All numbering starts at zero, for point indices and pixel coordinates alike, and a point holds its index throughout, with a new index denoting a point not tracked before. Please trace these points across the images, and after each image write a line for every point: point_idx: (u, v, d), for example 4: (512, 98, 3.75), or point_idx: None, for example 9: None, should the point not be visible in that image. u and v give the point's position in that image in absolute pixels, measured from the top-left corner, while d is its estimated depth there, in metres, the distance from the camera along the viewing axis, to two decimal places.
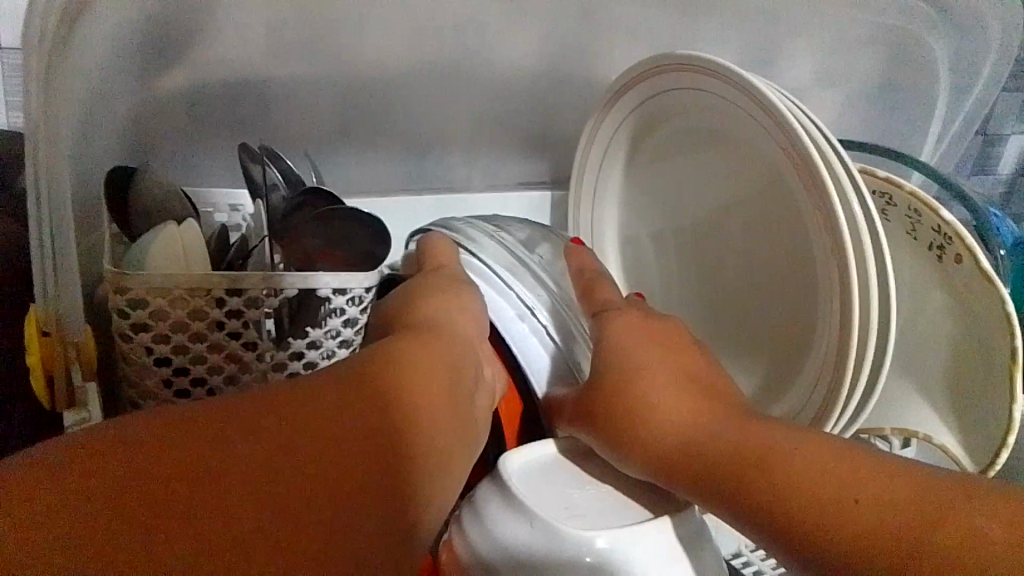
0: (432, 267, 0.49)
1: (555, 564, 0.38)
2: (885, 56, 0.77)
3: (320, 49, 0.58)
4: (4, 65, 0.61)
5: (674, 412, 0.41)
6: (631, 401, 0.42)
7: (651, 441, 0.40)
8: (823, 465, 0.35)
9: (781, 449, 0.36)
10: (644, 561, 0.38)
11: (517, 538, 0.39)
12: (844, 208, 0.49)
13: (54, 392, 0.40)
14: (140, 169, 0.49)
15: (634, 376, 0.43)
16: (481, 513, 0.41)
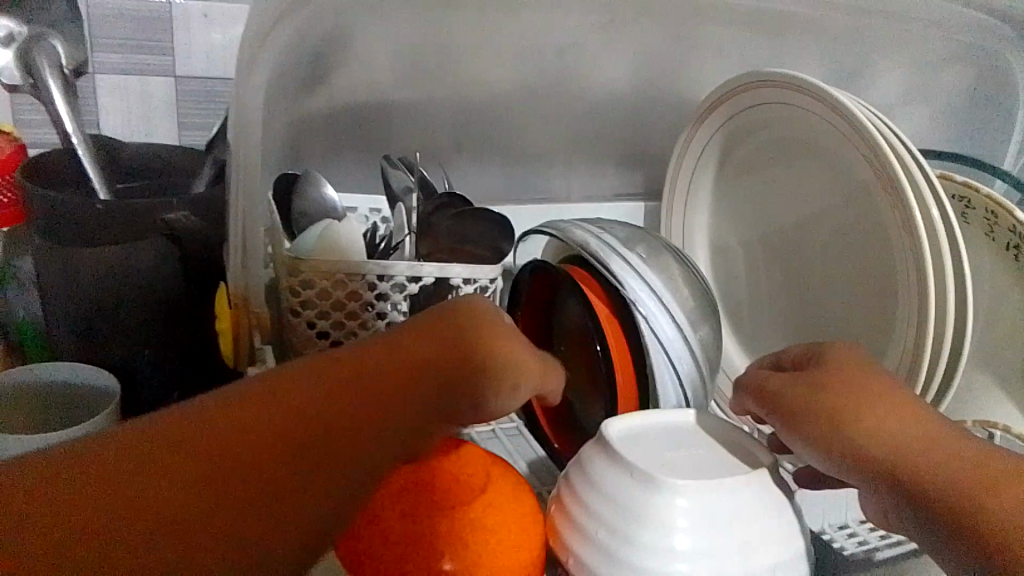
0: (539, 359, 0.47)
1: (652, 508, 0.44)
2: (971, 74, 0.80)
3: (441, 76, 0.66)
4: (178, 91, 0.73)
5: (874, 421, 0.43)
6: (842, 400, 0.44)
7: (852, 445, 0.43)
8: (1017, 505, 0.37)
9: (982, 482, 0.39)
10: (725, 510, 0.44)
11: (618, 484, 0.45)
12: (922, 211, 0.54)
13: (239, 353, 0.53)
14: (301, 175, 0.60)
15: (842, 385, 0.45)
16: (586, 466, 0.48)
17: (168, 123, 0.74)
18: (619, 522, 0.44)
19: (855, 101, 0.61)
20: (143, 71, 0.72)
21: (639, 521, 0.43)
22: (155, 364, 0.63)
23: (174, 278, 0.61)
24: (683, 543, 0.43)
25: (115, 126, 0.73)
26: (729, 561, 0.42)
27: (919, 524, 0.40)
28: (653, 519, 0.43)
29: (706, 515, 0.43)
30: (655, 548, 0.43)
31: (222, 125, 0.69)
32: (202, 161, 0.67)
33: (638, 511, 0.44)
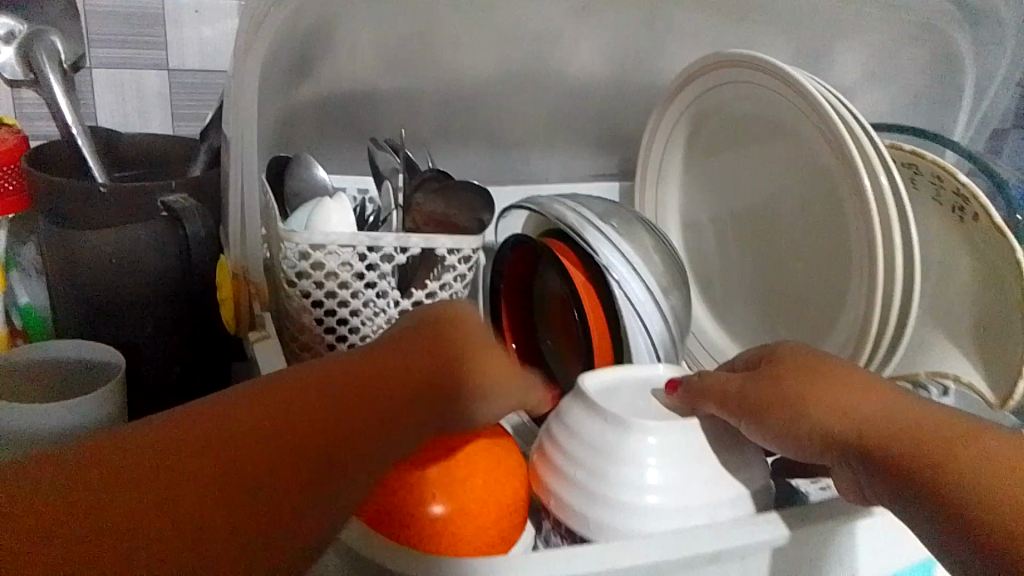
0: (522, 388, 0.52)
1: (625, 449, 0.47)
2: (929, 56, 0.85)
3: (423, 65, 0.70)
4: (172, 83, 0.79)
5: (831, 406, 0.46)
6: (796, 400, 0.47)
7: (816, 431, 0.46)
8: (971, 462, 0.40)
9: (938, 442, 0.41)
10: (687, 447, 0.48)
11: (592, 428, 0.49)
12: (872, 181, 0.58)
13: (240, 321, 0.61)
14: (293, 157, 0.63)
15: (795, 385, 0.48)
16: (564, 416, 0.52)
17: (161, 115, 0.80)
18: (595, 463, 0.48)
19: (812, 79, 0.65)
20: (139, 65, 0.77)
21: (613, 460, 0.48)
22: (158, 341, 0.67)
23: (177, 254, 0.65)
24: (654, 477, 0.47)
25: (113, 120, 0.78)
26: (694, 493, 0.47)
27: (886, 494, 0.43)
28: (628, 460, 0.47)
29: (670, 454, 0.48)
30: (628, 483, 0.47)
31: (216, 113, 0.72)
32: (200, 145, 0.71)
33: (612, 453, 0.48)
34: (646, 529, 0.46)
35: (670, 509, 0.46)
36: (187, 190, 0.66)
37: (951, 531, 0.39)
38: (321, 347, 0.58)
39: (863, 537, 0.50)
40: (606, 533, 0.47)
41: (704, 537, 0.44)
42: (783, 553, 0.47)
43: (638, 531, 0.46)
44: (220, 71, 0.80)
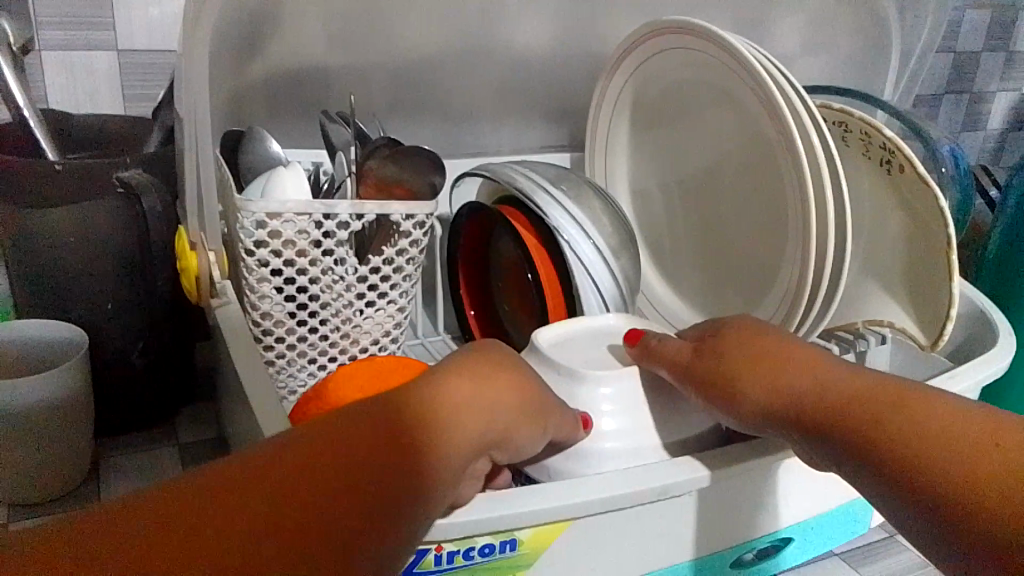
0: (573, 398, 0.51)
1: (578, 399, 0.51)
2: (862, 22, 0.88)
3: (370, 39, 0.71)
4: (121, 63, 0.81)
5: (769, 382, 0.46)
6: (734, 366, 0.48)
7: (756, 404, 0.46)
8: (900, 427, 0.39)
9: (872, 409, 0.40)
10: (634, 398, 0.52)
11: (546, 379, 0.52)
12: (804, 138, 0.61)
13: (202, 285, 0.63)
14: (246, 131, 0.64)
15: (734, 352, 0.49)
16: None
17: (112, 95, 0.81)
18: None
19: (747, 44, 0.67)
20: (87, 46, 0.79)
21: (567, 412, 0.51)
22: (117, 318, 0.67)
23: (130, 227, 0.66)
24: (606, 424, 0.50)
25: (63, 102, 0.80)
26: (642, 437, 0.51)
27: (831, 464, 0.42)
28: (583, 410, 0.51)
29: (620, 404, 0.51)
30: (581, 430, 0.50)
31: (167, 94, 0.74)
32: (156, 126, 0.72)
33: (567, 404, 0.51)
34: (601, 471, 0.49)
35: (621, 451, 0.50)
36: (142, 167, 0.67)
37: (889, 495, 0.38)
38: (281, 315, 0.59)
39: (802, 470, 0.53)
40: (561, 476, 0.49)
41: (654, 472, 0.47)
42: (725, 488, 0.50)
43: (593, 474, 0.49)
44: (168, 50, 0.82)
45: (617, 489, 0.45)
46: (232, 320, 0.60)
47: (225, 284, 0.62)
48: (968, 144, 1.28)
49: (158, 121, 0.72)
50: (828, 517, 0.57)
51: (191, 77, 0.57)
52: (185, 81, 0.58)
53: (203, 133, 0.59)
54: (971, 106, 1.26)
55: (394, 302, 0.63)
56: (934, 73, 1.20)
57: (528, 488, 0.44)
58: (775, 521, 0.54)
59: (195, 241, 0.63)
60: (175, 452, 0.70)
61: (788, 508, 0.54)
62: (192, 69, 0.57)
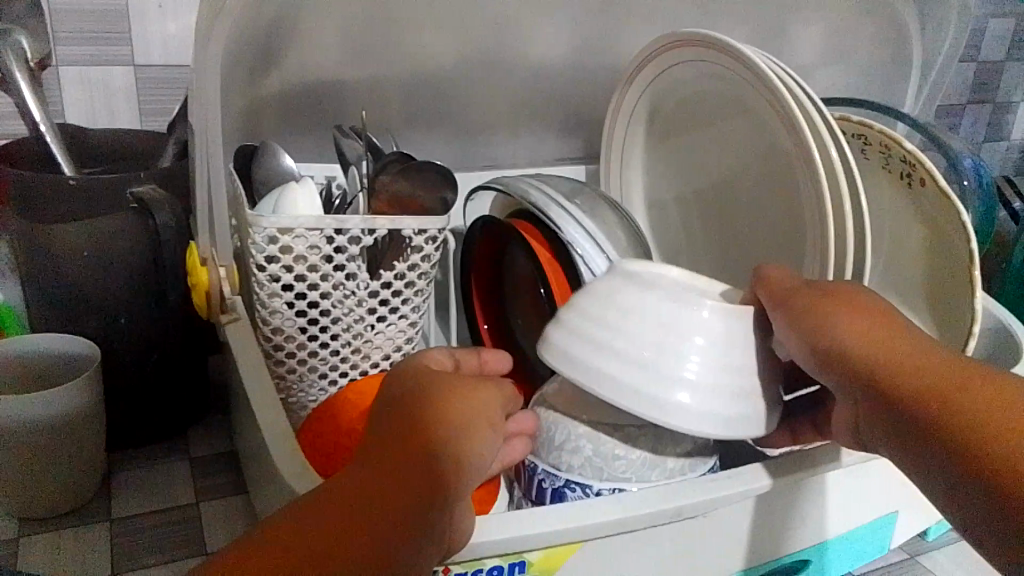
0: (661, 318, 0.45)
1: (677, 324, 0.45)
2: (882, 31, 0.87)
3: (384, 54, 0.71)
4: (138, 78, 0.81)
5: (868, 341, 0.43)
6: (839, 311, 0.45)
7: (843, 358, 0.44)
8: (1013, 429, 0.37)
9: (961, 403, 0.39)
10: (731, 330, 0.46)
11: (644, 298, 0.46)
12: (821, 153, 0.60)
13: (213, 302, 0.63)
14: (259, 146, 0.64)
15: (842, 299, 0.46)
16: (600, 294, 0.47)
17: (129, 109, 0.82)
18: (640, 336, 0.45)
19: (763, 56, 0.66)
20: (104, 61, 0.80)
21: (657, 337, 0.45)
22: (132, 332, 0.68)
23: (145, 242, 0.66)
24: (698, 358, 0.45)
25: (80, 116, 0.81)
26: (735, 374, 0.46)
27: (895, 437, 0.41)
28: (680, 337, 0.45)
29: (718, 334, 0.46)
30: (671, 355, 0.45)
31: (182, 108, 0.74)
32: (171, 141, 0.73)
33: (666, 325, 0.45)
34: (689, 406, 0.44)
35: (704, 385, 0.45)
36: (156, 182, 0.68)
37: (971, 482, 0.37)
38: (292, 330, 0.59)
39: (819, 492, 0.52)
40: (644, 404, 0.44)
41: (666, 494, 0.46)
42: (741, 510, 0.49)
43: (669, 404, 0.44)
44: (184, 64, 0.83)
45: (624, 513, 0.44)
46: (243, 335, 0.60)
47: (236, 299, 0.63)
48: (990, 155, 1.26)
49: (173, 136, 0.72)
50: (849, 538, 0.56)
51: (203, 94, 0.57)
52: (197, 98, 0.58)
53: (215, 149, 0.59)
54: (994, 116, 1.24)
55: (406, 317, 0.62)
56: (957, 81, 1.18)
57: (537, 511, 0.44)
58: (793, 544, 0.53)
59: (206, 256, 0.64)
60: (188, 467, 0.70)
61: (808, 529, 0.53)
62: (204, 86, 0.57)
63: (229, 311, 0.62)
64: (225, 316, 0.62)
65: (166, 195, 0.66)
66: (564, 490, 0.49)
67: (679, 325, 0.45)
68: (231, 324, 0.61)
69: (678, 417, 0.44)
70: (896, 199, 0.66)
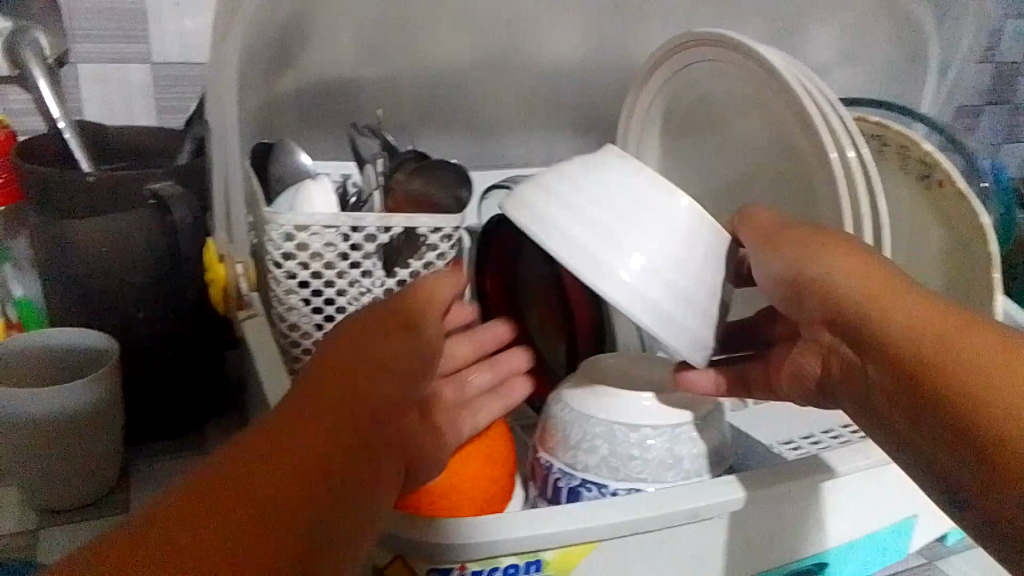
0: (637, 197, 0.49)
1: (654, 208, 0.49)
2: (899, 32, 0.86)
3: (401, 52, 0.71)
4: (157, 76, 0.82)
5: (842, 272, 0.47)
6: (820, 252, 0.49)
7: (821, 287, 0.48)
8: (948, 349, 0.41)
9: (910, 329, 0.43)
10: (693, 231, 0.50)
11: (634, 179, 0.50)
12: (840, 153, 0.60)
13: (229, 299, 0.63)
14: (275, 143, 0.65)
15: (824, 240, 0.50)
16: (591, 164, 0.51)
17: (146, 107, 0.83)
18: (616, 207, 0.49)
19: (779, 55, 0.66)
20: (123, 59, 0.80)
21: (620, 214, 0.48)
22: (152, 328, 0.68)
23: (162, 238, 0.66)
24: (653, 243, 0.48)
25: (98, 114, 0.81)
26: (679, 274, 0.49)
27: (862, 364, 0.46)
28: (650, 221, 0.49)
29: (682, 231, 0.49)
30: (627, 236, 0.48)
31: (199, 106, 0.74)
32: (188, 138, 0.73)
33: (642, 205, 0.49)
34: (626, 280, 0.47)
35: (654, 271, 0.48)
36: (175, 178, 0.67)
37: (915, 402, 0.42)
38: (309, 329, 0.59)
39: (837, 494, 0.51)
40: (588, 267, 0.47)
41: (682, 495, 0.46)
42: (759, 511, 0.49)
43: (610, 270, 0.47)
44: (201, 63, 0.83)
45: (639, 513, 0.45)
46: (260, 333, 0.60)
47: (253, 297, 0.63)
48: (1009, 158, 1.25)
49: (190, 133, 0.72)
50: (865, 542, 0.55)
51: (223, 92, 0.58)
52: (216, 96, 0.58)
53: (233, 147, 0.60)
54: (1013, 119, 1.23)
55: None
56: (975, 83, 1.18)
57: (553, 510, 0.44)
58: (812, 546, 0.52)
59: (224, 253, 0.64)
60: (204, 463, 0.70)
61: (824, 531, 0.52)
62: (223, 83, 0.57)
63: (246, 309, 0.62)
64: (242, 313, 0.62)
65: (184, 191, 0.66)
66: (579, 489, 0.50)
67: (650, 204, 0.49)
68: (248, 321, 0.61)
69: (613, 287, 0.47)
70: (914, 198, 0.66)
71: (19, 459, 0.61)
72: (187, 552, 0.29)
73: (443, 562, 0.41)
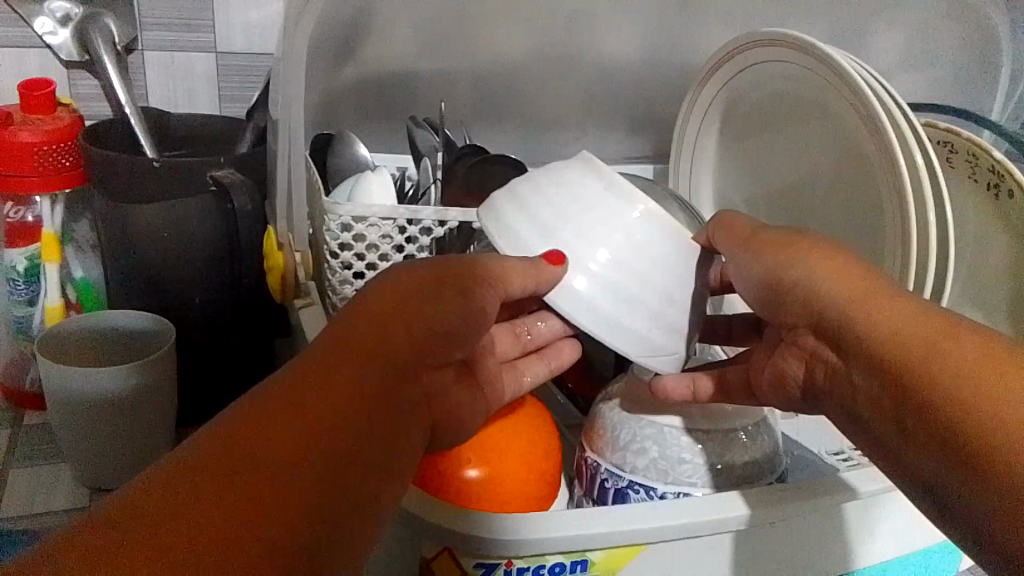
0: (591, 204, 0.47)
1: (612, 213, 0.47)
2: (969, 37, 0.84)
3: (461, 46, 0.72)
4: (219, 65, 0.83)
5: (823, 282, 0.46)
6: (795, 263, 0.48)
7: (803, 294, 0.47)
8: (927, 362, 0.39)
9: (892, 342, 0.41)
10: (652, 239, 0.47)
11: (588, 184, 0.48)
12: (907, 159, 0.58)
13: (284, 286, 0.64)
14: (336, 135, 0.66)
15: (802, 248, 0.48)
16: (554, 171, 0.49)
17: (208, 95, 0.84)
18: (569, 214, 0.47)
19: (847, 56, 0.65)
20: (187, 48, 0.82)
21: (573, 224, 0.47)
22: (207, 312, 0.69)
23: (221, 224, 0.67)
24: (605, 253, 0.46)
25: (161, 101, 0.83)
26: (638, 284, 0.47)
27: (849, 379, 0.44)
28: (605, 228, 0.47)
29: (640, 238, 0.47)
30: (584, 240, 0.47)
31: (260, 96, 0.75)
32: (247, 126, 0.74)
33: (597, 210, 0.47)
34: (580, 291, 0.46)
35: (606, 281, 0.46)
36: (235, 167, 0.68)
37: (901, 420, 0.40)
38: None
39: (890, 508, 0.50)
40: None
41: (733, 501, 0.45)
42: (811, 522, 0.48)
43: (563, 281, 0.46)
44: (262, 53, 0.84)
45: (689, 518, 0.44)
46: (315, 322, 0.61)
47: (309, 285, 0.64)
48: None
49: (251, 122, 0.73)
50: (915, 557, 0.54)
51: (288, 81, 0.58)
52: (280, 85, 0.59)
53: (295, 136, 0.60)
54: None
55: None
56: None
57: (601, 510, 0.43)
58: (861, 560, 0.51)
59: (284, 241, 0.65)
60: None
61: (875, 545, 0.51)
62: (288, 72, 0.58)
63: (301, 297, 0.63)
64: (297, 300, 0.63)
65: (245, 179, 0.67)
66: (626, 491, 0.49)
67: (599, 210, 0.47)
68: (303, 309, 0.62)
69: (567, 298, 0.46)
70: (981, 209, 0.64)
71: (76, 436, 0.63)
72: (222, 508, 0.30)
73: (490, 556, 0.41)
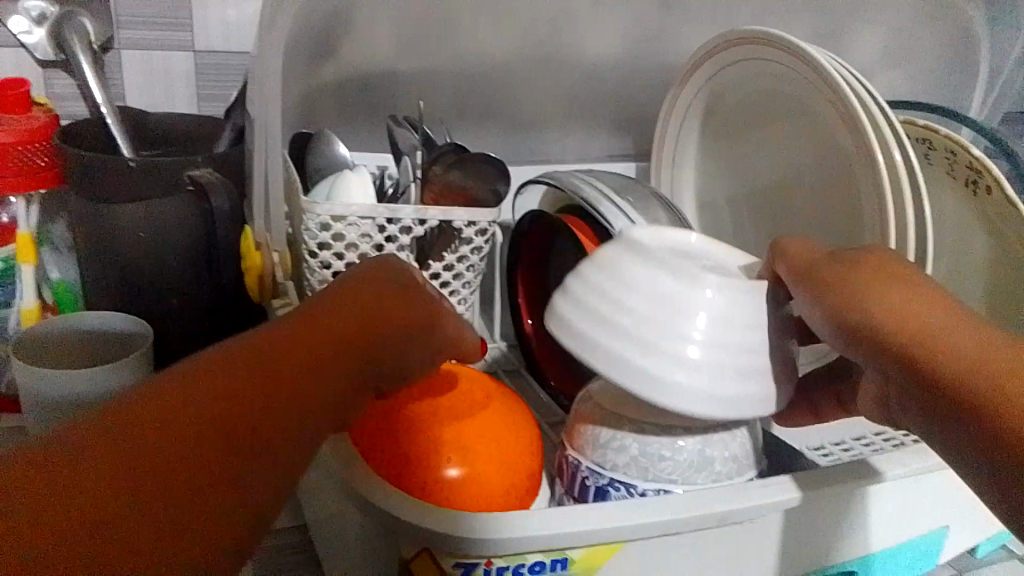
0: (663, 292, 0.41)
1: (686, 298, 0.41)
2: (949, 34, 0.84)
3: (442, 45, 0.71)
4: (198, 64, 0.83)
5: (896, 306, 0.37)
6: (870, 291, 0.38)
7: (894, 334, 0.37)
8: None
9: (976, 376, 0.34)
10: (742, 305, 0.42)
11: (652, 278, 0.42)
12: (886, 156, 0.58)
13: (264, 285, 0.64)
14: (314, 133, 0.65)
15: (873, 268, 0.40)
16: (599, 261, 0.44)
17: (186, 94, 0.84)
18: (643, 315, 0.41)
19: (827, 55, 0.65)
20: (165, 46, 0.81)
21: (653, 320, 0.41)
22: (186, 311, 0.69)
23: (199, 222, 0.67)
24: (694, 347, 0.40)
25: (139, 100, 0.83)
26: (744, 355, 0.42)
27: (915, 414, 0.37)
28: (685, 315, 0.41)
29: (726, 312, 0.41)
30: (670, 335, 0.41)
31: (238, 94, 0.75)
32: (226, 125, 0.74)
33: (672, 300, 0.41)
34: (689, 387, 0.40)
35: (706, 364, 0.41)
36: (213, 165, 0.68)
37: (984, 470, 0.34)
38: None
39: (873, 502, 0.50)
40: (644, 385, 0.41)
41: (714, 497, 0.45)
42: (793, 516, 0.48)
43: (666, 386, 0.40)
44: (241, 52, 0.84)
45: (671, 514, 0.44)
46: None
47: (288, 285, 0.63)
48: None
49: (230, 121, 0.73)
50: (897, 551, 0.54)
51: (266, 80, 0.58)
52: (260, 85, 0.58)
53: (273, 136, 0.60)
54: None
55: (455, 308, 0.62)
56: None
57: (584, 507, 0.43)
58: (844, 553, 0.51)
59: (261, 241, 0.64)
60: None
61: (857, 539, 0.51)
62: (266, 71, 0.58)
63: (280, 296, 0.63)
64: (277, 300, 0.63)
65: (223, 177, 0.66)
66: (608, 488, 0.49)
67: (671, 295, 0.41)
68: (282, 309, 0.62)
69: (683, 400, 0.40)
70: (960, 206, 0.64)
71: None
72: (146, 470, 0.28)
73: (472, 556, 0.41)
